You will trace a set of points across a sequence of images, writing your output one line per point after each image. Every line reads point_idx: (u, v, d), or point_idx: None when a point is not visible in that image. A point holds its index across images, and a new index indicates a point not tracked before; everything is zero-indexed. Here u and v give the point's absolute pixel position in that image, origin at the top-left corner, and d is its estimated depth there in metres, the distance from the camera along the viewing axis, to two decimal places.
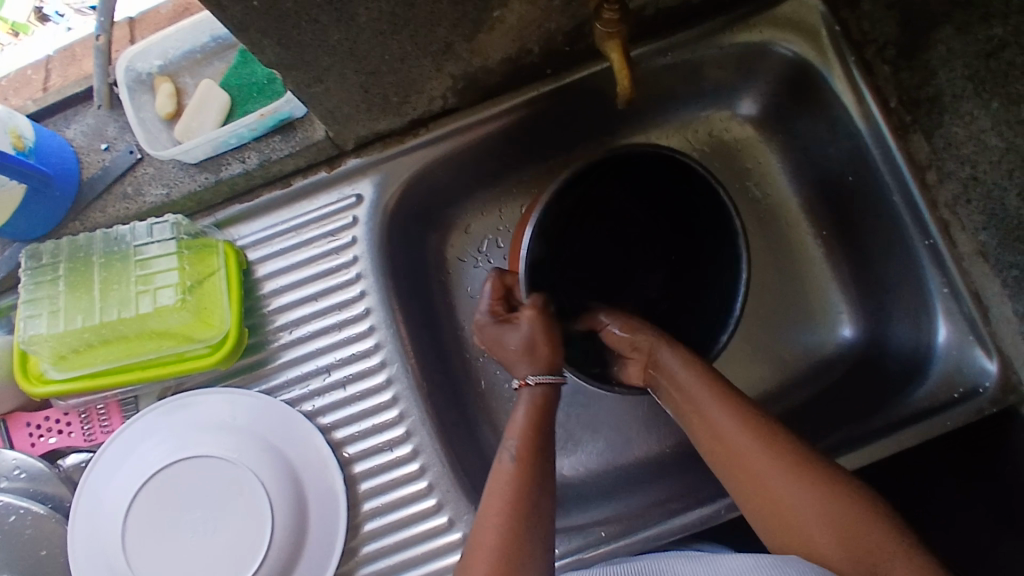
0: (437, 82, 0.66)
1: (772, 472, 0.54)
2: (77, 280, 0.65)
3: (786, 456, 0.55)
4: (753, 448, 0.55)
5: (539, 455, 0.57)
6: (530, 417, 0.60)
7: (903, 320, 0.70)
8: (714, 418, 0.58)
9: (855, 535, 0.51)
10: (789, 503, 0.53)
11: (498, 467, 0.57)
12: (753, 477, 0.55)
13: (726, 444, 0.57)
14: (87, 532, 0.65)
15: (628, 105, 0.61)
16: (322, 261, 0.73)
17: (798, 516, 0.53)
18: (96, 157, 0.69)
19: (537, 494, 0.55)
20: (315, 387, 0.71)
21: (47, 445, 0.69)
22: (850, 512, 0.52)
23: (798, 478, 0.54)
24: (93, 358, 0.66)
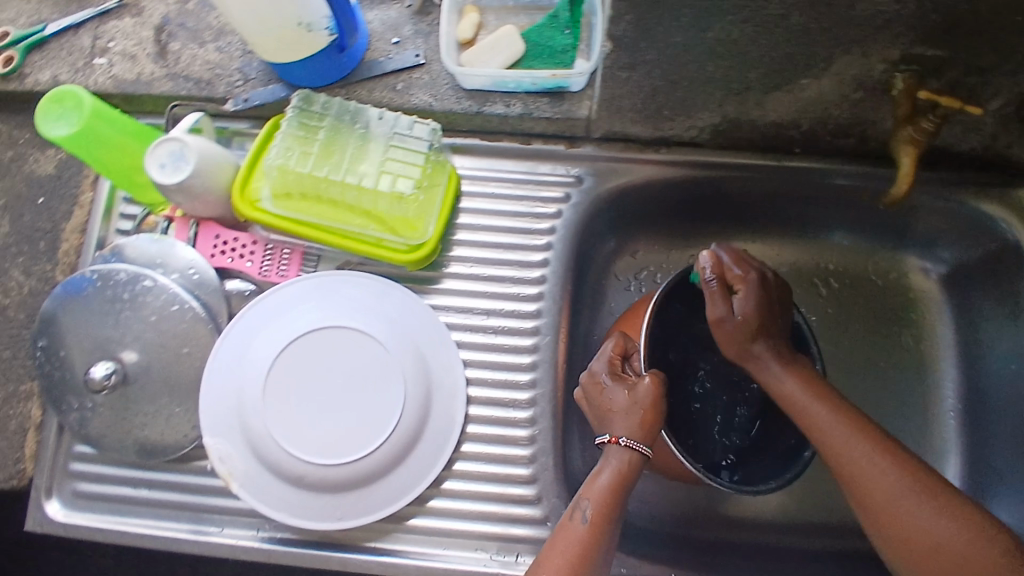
0: (707, 115, 0.70)
1: (860, 487, 0.59)
2: (332, 139, 0.70)
3: (879, 463, 0.59)
4: (842, 461, 0.60)
5: (606, 526, 0.62)
6: (608, 491, 0.63)
7: (1010, 510, 0.74)
8: (809, 414, 0.62)
9: (931, 563, 0.55)
10: (875, 517, 0.58)
11: (567, 526, 0.62)
12: (837, 464, 0.60)
13: (811, 431, 0.62)
14: (234, 354, 0.68)
15: (887, 203, 0.70)
16: (522, 218, 0.78)
17: (873, 499, 0.58)
18: (383, 46, 0.76)
19: (593, 563, 0.60)
20: (471, 323, 0.75)
21: (223, 262, 0.73)
22: (927, 534, 0.55)
23: (884, 490, 0.58)
24: (306, 209, 0.70)
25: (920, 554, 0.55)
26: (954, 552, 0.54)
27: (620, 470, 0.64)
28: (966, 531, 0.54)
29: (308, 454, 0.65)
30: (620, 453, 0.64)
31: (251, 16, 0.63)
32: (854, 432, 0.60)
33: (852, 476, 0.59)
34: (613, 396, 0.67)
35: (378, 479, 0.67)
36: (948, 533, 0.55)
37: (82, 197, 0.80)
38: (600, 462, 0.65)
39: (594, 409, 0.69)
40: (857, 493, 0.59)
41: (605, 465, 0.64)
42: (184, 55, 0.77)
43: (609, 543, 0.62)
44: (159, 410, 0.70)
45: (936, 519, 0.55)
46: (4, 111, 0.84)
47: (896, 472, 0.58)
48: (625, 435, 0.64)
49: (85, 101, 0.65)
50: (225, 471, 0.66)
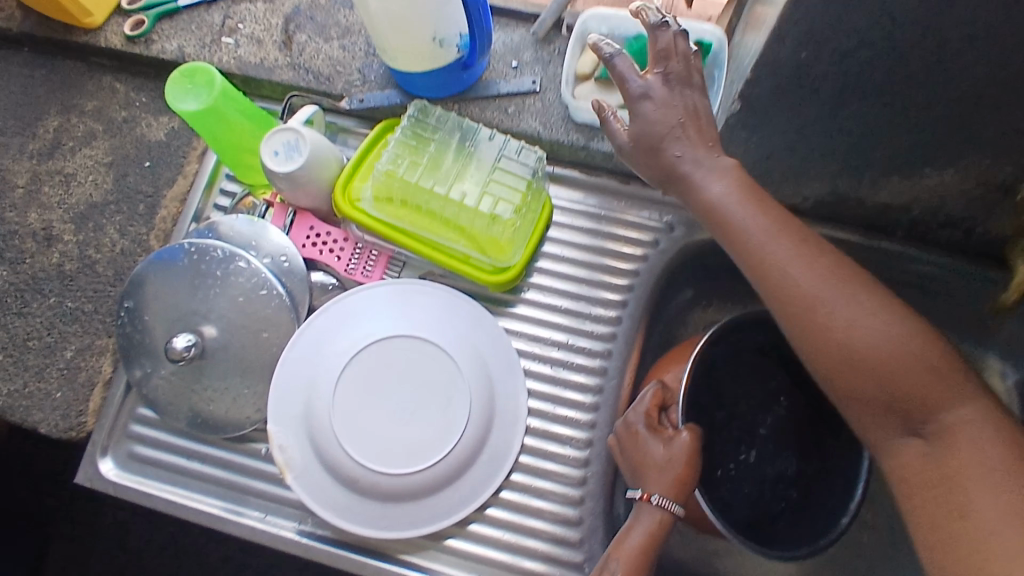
0: (816, 186, 0.69)
1: (818, 322, 0.52)
2: (440, 154, 0.71)
3: (797, 261, 0.54)
4: (787, 280, 0.54)
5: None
6: (635, 553, 0.63)
7: None
8: (764, 252, 0.55)
9: (871, 375, 0.50)
10: (799, 316, 0.53)
11: None
12: (803, 311, 0.53)
13: (775, 280, 0.54)
14: (310, 346, 0.69)
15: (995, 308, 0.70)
16: (606, 257, 0.78)
17: (871, 362, 0.51)
18: (502, 68, 0.76)
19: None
20: (539, 352, 0.76)
21: (313, 254, 0.74)
22: (900, 367, 0.49)
23: (836, 331, 0.51)
24: (403, 215, 0.71)
25: (851, 365, 0.51)
26: (911, 361, 0.50)
27: (649, 532, 0.64)
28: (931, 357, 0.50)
29: (367, 459, 0.65)
30: (651, 512, 0.64)
31: (386, 26, 0.65)
32: (803, 256, 0.54)
33: (792, 288, 0.53)
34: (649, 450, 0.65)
35: (428, 495, 0.66)
36: (882, 339, 0.50)
37: (187, 167, 0.82)
38: (630, 522, 0.65)
39: (626, 460, 0.68)
40: (815, 338, 0.52)
41: (637, 523, 0.64)
42: (308, 47, 0.80)
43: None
44: (226, 387, 0.71)
45: (877, 341, 0.50)
46: (127, 73, 0.87)
47: (844, 283, 0.53)
48: (656, 493, 0.64)
49: (216, 82, 0.68)
50: (282, 459, 0.66)
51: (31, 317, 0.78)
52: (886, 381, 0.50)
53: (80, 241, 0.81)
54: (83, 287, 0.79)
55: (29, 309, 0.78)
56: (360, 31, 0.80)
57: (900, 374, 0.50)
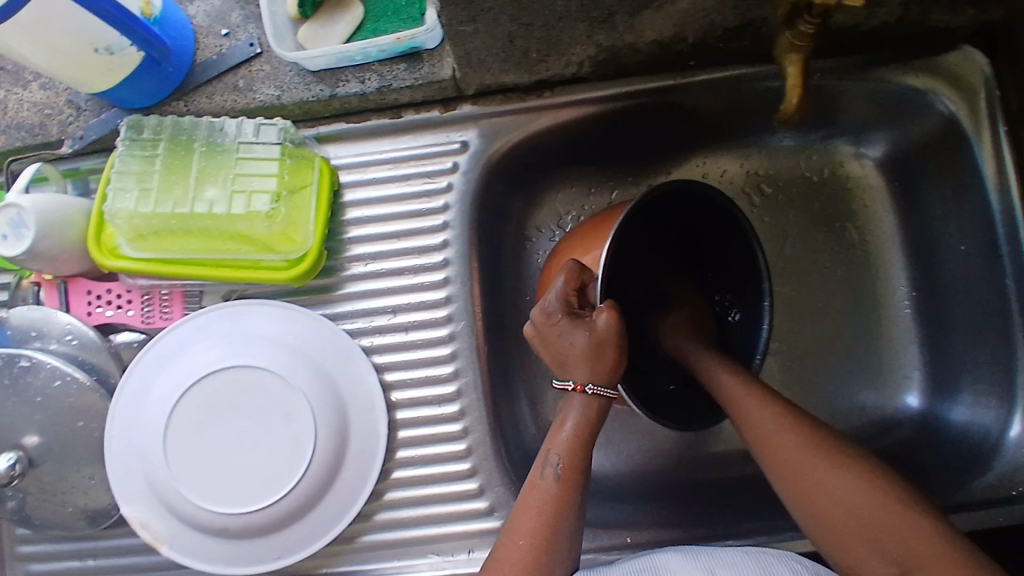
0: (581, 49, 0.62)
1: (790, 454, 0.56)
2: (174, 164, 0.63)
3: (824, 457, 0.55)
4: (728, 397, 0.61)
5: (576, 479, 0.58)
6: (574, 439, 0.59)
7: (968, 404, 0.71)
8: (807, 452, 0.56)
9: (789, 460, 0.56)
10: (814, 508, 0.54)
11: (537, 484, 0.58)
12: (811, 496, 0.55)
13: (776, 455, 0.57)
14: (130, 414, 0.64)
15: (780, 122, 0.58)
16: (412, 200, 0.71)
17: (830, 500, 0.54)
18: (213, 42, 0.67)
19: (568, 521, 0.56)
20: (377, 325, 0.70)
21: (102, 318, 0.68)
22: (800, 464, 0.56)
23: (771, 436, 0.58)
24: (168, 245, 0.64)
25: (803, 477, 0.55)
26: (848, 518, 0.53)
27: (585, 418, 0.60)
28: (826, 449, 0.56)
29: (226, 505, 0.62)
30: (586, 402, 0.59)
31: (36, 52, 0.56)
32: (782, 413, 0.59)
33: (763, 433, 0.58)
34: (572, 342, 0.58)
35: (309, 511, 0.64)
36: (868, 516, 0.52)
37: None
38: (561, 415, 0.61)
39: (550, 350, 0.60)
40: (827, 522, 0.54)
41: (569, 412, 0.60)
42: (8, 100, 0.70)
43: (584, 496, 0.58)
44: (73, 486, 0.66)
45: (842, 482, 0.54)
46: None
47: (825, 455, 0.56)
48: (591, 383, 0.59)
49: None
50: (149, 536, 0.63)
51: None
52: (809, 477, 0.55)
53: None
54: None
55: None
56: None
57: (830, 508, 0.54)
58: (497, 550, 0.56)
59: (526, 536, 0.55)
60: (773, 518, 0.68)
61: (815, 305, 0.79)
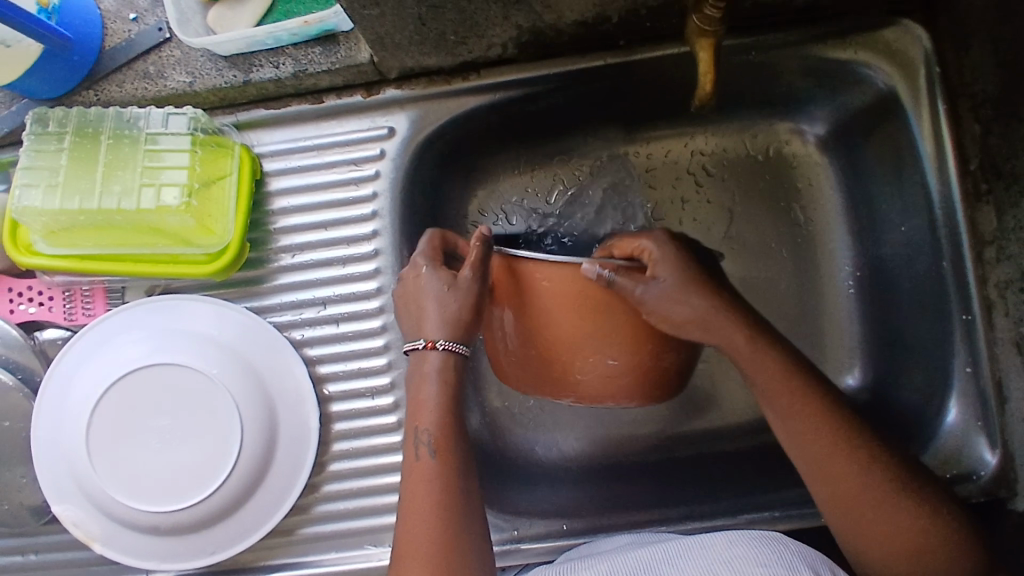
0: (501, 30, 0.59)
1: (851, 472, 0.53)
2: (81, 156, 0.61)
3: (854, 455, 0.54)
4: (766, 375, 0.57)
5: (453, 444, 0.55)
6: (437, 407, 0.55)
7: (912, 388, 0.69)
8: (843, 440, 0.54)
9: (845, 480, 0.53)
10: (837, 502, 0.53)
11: (414, 465, 0.54)
12: (836, 490, 0.53)
13: (807, 437, 0.55)
14: (53, 414, 0.64)
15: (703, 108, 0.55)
16: (340, 188, 0.69)
17: (856, 496, 0.53)
18: (123, 27, 0.65)
19: (459, 491, 0.53)
20: (308, 317, 0.69)
21: (24, 315, 0.66)
22: (854, 486, 0.53)
23: (828, 449, 0.54)
24: (83, 240, 0.63)
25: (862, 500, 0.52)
26: (872, 518, 0.52)
27: (443, 378, 0.56)
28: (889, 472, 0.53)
29: (151, 504, 0.61)
30: (442, 359, 0.56)
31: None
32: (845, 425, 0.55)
33: (799, 409, 0.55)
34: (429, 290, 0.56)
35: (238, 510, 0.63)
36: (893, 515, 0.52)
37: None
38: (416, 378, 0.56)
39: (409, 311, 0.58)
40: (850, 516, 0.53)
41: (426, 376, 0.56)
42: None
43: (466, 455, 0.55)
44: (5, 483, 0.66)
45: (904, 516, 0.52)
46: None
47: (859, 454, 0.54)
48: (443, 338, 0.56)
49: None
50: (82, 534, 0.63)
51: None
52: (871, 502, 0.52)
53: None
54: None
55: None
56: None
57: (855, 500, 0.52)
58: (398, 540, 0.52)
59: (425, 514, 0.52)
60: (710, 503, 0.68)
61: (757, 290, 0.77)
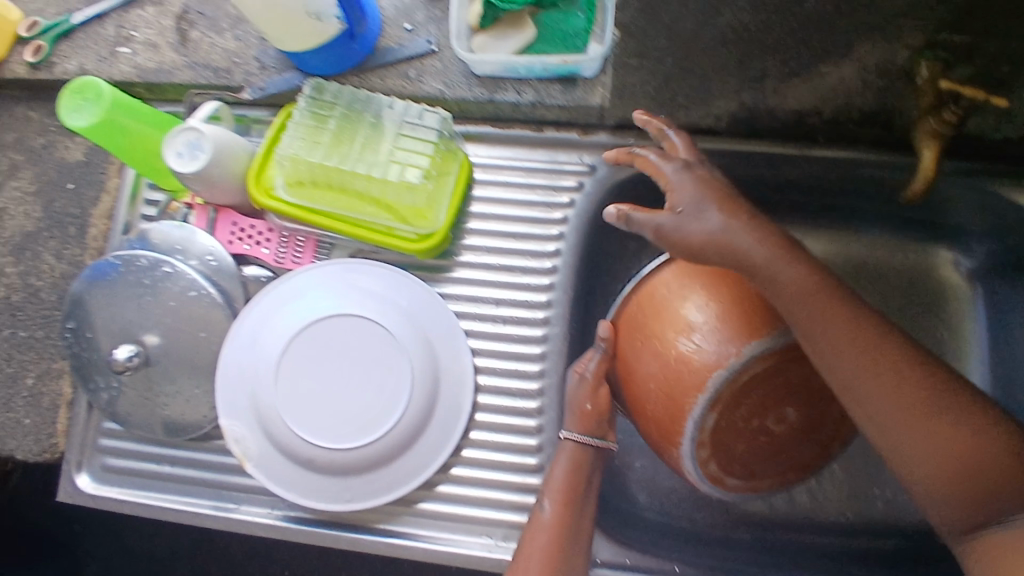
0: (725, 104, 0.68)
1: (943, 438, 0.50)
2: (344, 128, 0.70)
3: (864, 370, 0.51)
4: (780, 288, 0.53)
5: (573, 511, 0.64)
6: (565, 479, 0.65)
7: None
8: (840, 358, 0.52)
9: (935, 449, 0.49)
10: (900, 452, 0.50)
11: (535, 522, 0.64)
12: (874, 424, 0.51)
13: (835, 370, 0.52)
14: (247, 338, 0.70)
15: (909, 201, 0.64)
16: (534, 207, 0.77)
17: (884, 429, 0.51)
18: (396, 32, 0.75)
19: (570, 548, 0.63)
20: (481, 312, 0.75)
21: (240, 249, 0.75)
22: (896, 414, 0.50)
23: (887, 390, 0.51)
24: (319, 197, 0.71)
25: (964, 477, 0.49)
26: (948, 465, 0.49)
27: (572, 464, 0.66)
28: (986, 433, 0.49)
29: (315, 437, 0.67)
30: (571, 451, 0.67)
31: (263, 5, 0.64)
32: (928, 372, 0.52)
33: (822, 344, 0.53)
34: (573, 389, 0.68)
35: (385, 464, 0.68)
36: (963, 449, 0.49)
37: (109, 183, 0.82)
38: (554, 459, 0.67)
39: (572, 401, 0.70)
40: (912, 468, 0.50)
41: (559, 459, 0.67)
42: (203, 43, 0.78)
43: (578, 521, 0.64)
44: (179, 391, 0.73)
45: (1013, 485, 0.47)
46: (38, 100, 0.87)
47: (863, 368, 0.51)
48: (568, 430, 0.67)
49: (106, 93, 0.67)
50: (240, 451, 0.68)
51: None
52: (960, 469, 0.49)
53: (21, 271, 0.83)
54: (33, 315, 0.81)
55: None
56: None
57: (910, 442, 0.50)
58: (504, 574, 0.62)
59: (535, 558, 0.62)
60: None
61: None
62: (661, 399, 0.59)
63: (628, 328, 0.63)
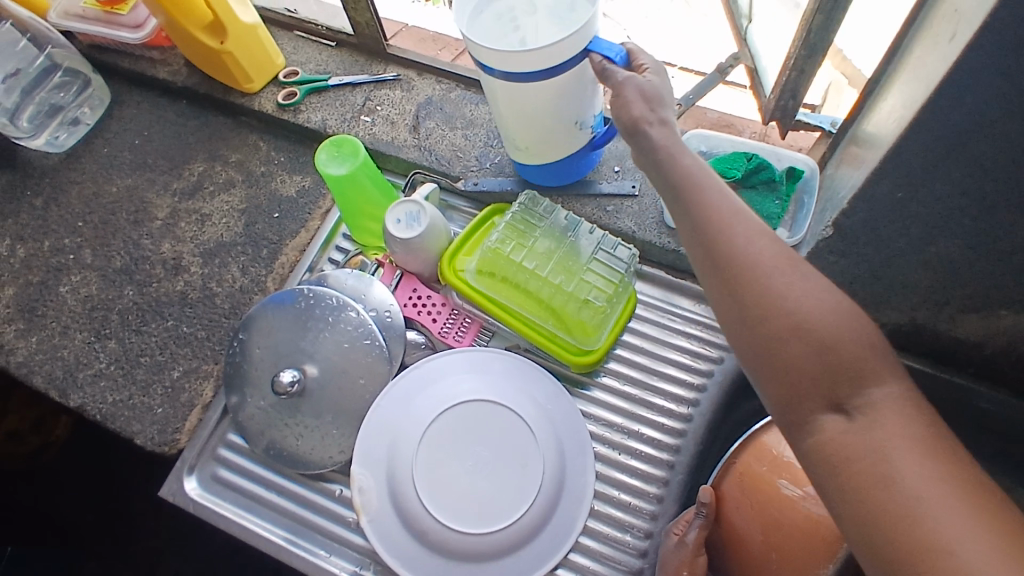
0: (896, 315, 0.72)
1: (765, 295, 0.49)
2: (543, 240, 0.79)
3: (807, 307, 0.48)
4: (749, 236, 0.51)
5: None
6: None
7: None
8: (766, 285, 0.49)
9: (807, 355, 0.47)
10: (804, 393, 0.47)
11: None
12: (796, 376, 0.47)
13: (767, 302, 0.49)
14: (400, 396, 0.74)
15: None
16: (683, 354, 0.81)
17: (804, 382, 0.47)
18: (606, 171, 0.85)
19: None
20: (609, 437, 0.78)
21: (412, 313, 0.81)
22: (818, 360, 0.47)
23: (806, 326, 0.47)
24: (500, 289, 0.78)
25: (776, 345, 0.48)
26: (812, 370, 0.47)
27: None
28: (818, 307, 0.48)
29: (435, 511, 0.69)
30: None
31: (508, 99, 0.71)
32: (764, 233, 0.51)
33: (753, 273, 0.50)
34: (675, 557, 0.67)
35: (487, 563, 0.68)
36: (860, 372, 0.46)
37: (310, 223, 0.91)
38: None
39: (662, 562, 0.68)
40: (835, 436, 0.46)
41: None
42: (435, 133, 0.90)
43: None
44: (317, 427, 0.76)
45: (878, 388, 0.46)
46: (270, 135, 1.00)
47: (806, 318, 0.48)
48: None
49: (361, 153, 0.78)
50: (360, 502, 0.70)
51: (148, 336, 0.87)
52: (819, 349, 0.47)
53: (204, 273, 0.90)
54: (200, 314, 0.88)
55: (147, 327, 0.88)
56: (482, 125, 0.90)
57: (806, 358, 0.47)
58: None
59: None
60: None
61: None
62: (785, 564, 0.60)
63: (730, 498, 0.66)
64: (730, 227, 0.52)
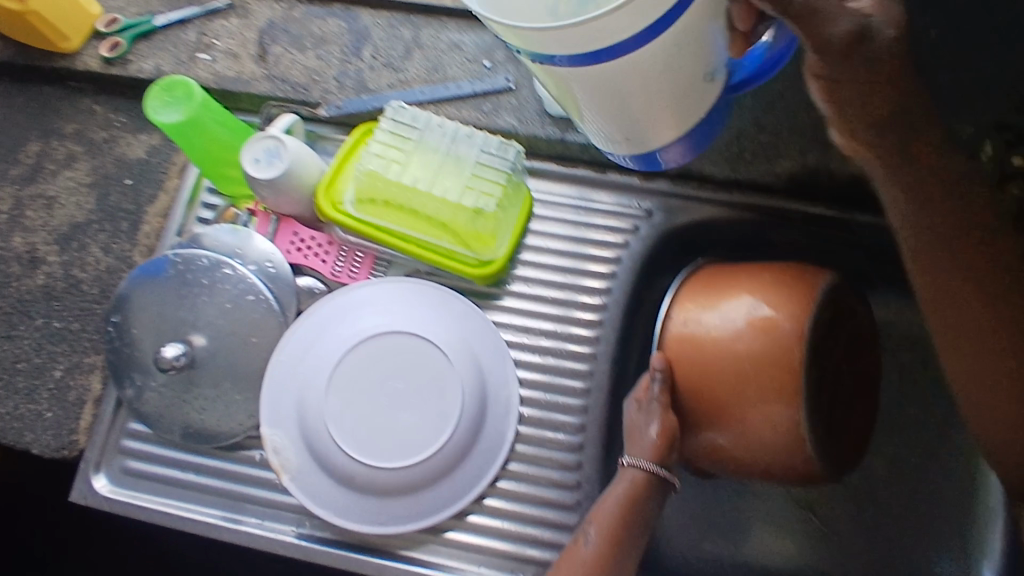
0: None
1: (910, 172, 0.52)
2: (419, 152, 0.71)
3: (956, 178, 0.52)
4: (927, 138, 0.51)
5: (619, 552, 0.61)
6: (619, 514, 0.62)
7: None
8: (917, 178, 0.52)
9: (983, 258, 0.54)
10: (966, 291, 0.55)
11: (574, 551, 0.62)
12: (956, 291, 0.55)
13: (912, 179, 0.52)
14: (301, 343, 0.70)
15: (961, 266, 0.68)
16: (588, 245, 0.78)
17: (967, 294, 0.55)
18: (475, 68, 0.78)
19: None
20: (529, 343, 0.75)
21: (298, 259, 0.74)
22: (969, 241, 0.53)
23: (953, 207, 0.53)
24: (383, 215, 0.73)
25: (976, 238, 0.53)
26: (953, 252, 0.54)
27: (629, 495, 0.63)
28: (977, 177, 0.54)
29: (358, 454, 0.66)
30: (630, 485, 0.63)
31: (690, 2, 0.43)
32: (929, 121, 0.50)
33: (926, 172, 0.52)
34: (645, 431, 0.64)
35: (422, 491, 0.67)
36: (996, 232, 0.54)
37: (169, 183, 0.83)
38: (612, 482, 0.65)
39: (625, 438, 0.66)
40: (966, 314, 0.55)
41: (612, 492, 0.64)
42: (285, 58, 0.81)
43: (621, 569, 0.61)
44: (219, 396, 0.71)
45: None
46: (103, 95, 0.88)
47: (969, 203, 0.53)
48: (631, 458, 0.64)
49: (197, 94, 0.71)
50: (277, 463, 0.67)
51: (17, 341, 0.79)
52: (990, 261, 0.54)
53: (65, 261, 0.81)
54: (70, 306, 0.80)
55: (14, 332, 0.79)
56: (335, 41, 0.82)
57: (992, 277, 0.54)
58: None
59: None
60: None
61: None
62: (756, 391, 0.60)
63: (686, 362, 0.64)
64: (886, 106, 0.48)
